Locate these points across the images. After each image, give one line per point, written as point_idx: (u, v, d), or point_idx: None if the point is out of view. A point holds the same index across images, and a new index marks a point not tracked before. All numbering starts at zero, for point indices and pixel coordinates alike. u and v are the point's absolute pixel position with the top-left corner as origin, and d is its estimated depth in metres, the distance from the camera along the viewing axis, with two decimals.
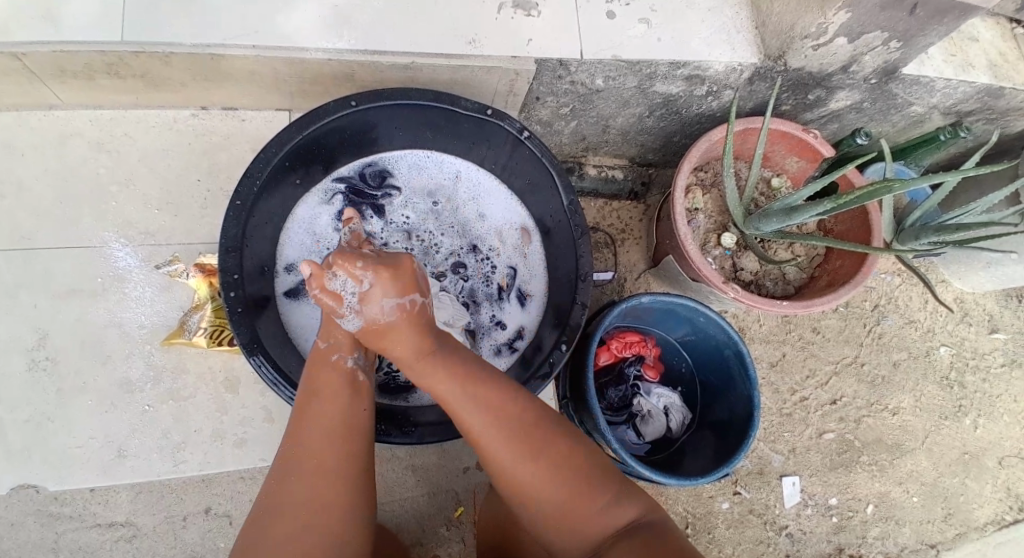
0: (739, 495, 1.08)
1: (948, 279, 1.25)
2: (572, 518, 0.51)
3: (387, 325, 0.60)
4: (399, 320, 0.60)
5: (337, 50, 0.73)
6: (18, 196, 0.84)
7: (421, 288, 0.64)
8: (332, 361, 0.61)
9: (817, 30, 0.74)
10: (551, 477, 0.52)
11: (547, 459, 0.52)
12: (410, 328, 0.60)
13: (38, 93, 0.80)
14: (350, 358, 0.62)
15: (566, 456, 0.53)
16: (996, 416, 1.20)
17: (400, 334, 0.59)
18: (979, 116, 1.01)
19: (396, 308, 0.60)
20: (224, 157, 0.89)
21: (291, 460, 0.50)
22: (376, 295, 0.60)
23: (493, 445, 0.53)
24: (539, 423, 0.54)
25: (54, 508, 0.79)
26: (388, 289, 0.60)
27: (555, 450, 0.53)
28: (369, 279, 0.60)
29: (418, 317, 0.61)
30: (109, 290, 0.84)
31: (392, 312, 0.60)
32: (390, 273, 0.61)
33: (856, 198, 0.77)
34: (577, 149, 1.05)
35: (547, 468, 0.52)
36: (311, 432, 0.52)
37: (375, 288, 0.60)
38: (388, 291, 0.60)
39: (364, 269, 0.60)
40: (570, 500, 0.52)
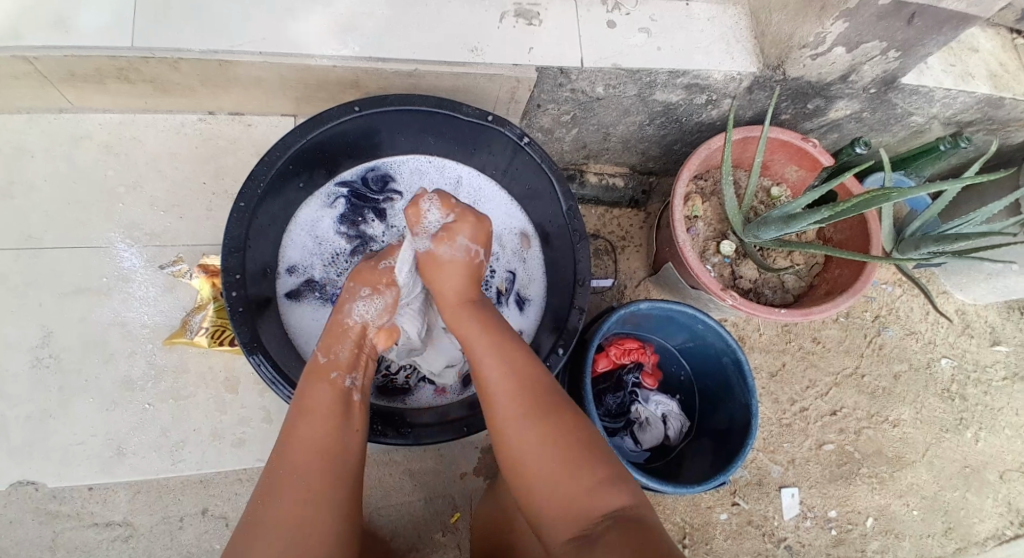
0: (737, 506, 1.07)
1: (948, 291, 1.25)
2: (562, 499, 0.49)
3: (457, 261, 0.65)
4: (463, 260, 0.65)
5: (342, 57, 0.74)
6: (29, 196, 0.85)
7: (488, 245, 0.68)
8: (330, 379, 0.59)
9: (815, 40, 0.75)
10: (546, 454, 0.51)
11: (536, 442, 0.51)
12: (465, 271, 0.66)
13: (50, 96, 0.81)
14: (348, 378, 0.61)
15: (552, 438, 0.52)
16: (998, 429, 1.19)
17: (451, 273, 0.65)
18: (980, 127, 1.02)
19: (467, 251, 0.66)
20: (229, 161, 0.90)
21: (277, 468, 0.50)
22: (457, 231, 0.65)
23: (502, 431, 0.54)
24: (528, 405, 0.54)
25: (52, 506, 0.78)
26: (468, 231, 0.66)
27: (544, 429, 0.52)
28: (456, 216, 0.66)
29: (475, 270, 0.66)
30: (114, 290, 0.84)
31: (460, 252, 0.65)
32: (474, 218, 0.66)
33: (853, 206, 0.77)
34: (579, 156, 1.06)
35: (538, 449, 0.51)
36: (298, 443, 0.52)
37: (457, 225, 0.65)
38: (466, 232, 0.66)
39: (454, 209, 0.67)
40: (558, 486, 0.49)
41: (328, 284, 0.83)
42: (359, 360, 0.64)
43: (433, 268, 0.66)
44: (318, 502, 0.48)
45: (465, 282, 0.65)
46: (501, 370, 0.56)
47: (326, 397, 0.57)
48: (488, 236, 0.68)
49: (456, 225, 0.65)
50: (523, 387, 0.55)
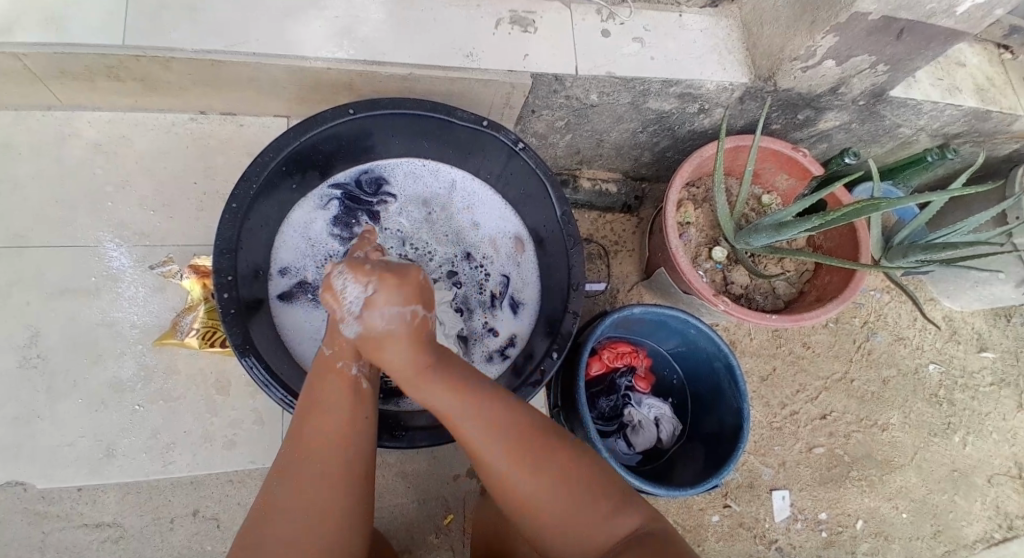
0: (729, 508, 1.08)
1: (936, 298, 1.26)
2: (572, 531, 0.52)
3: (406, 322, 0.54)
4: (396, 331, 0.52)
5: (336, 60, 0.74)
6: (15, 194, 0.84)
7: (427, 301, 0.55)
8: (336, 369, 0.58)
9: (806, 53, 0.76)
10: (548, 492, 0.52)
11: (551, 474, 0.52)
12: (406, 340, 0.52)
13: (39, 94, 0.82)
14: (356, 364, 0.59)
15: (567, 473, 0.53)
16: (984, 434, 1.21)
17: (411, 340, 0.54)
18: (966, 138, 1.04)
19: (410, 310, 0.53)
20: (222, 161, 0.91)
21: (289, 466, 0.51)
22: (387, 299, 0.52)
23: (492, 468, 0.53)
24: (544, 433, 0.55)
25: (40, 507, 0.79)
26: (391, 297, 0.51)
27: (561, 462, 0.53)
28: (374, 284, 0.52)
29: (418, 331, 0.53)
30: (102, 289, 0.84)
31: (392, 321, 0.52)
32: (394, 279, 0.52)
33: (843, 215, 0.79)
34: (572, 161, 1.07)
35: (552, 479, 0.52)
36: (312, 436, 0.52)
37: (377, 294, 0.51)
38: (391, 300, 0.51)
39: (370, 274, 0.53)
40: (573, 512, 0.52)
41: (321, 286, 0.84)
42: (369, 341, 0.61)
43: (374, 350, 0.53)
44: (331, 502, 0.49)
45: (416, 349, 0.53)
46: (510, 407, 0.55)
47: (334, 391, 0.56)
48: (420, 290, 0.54)
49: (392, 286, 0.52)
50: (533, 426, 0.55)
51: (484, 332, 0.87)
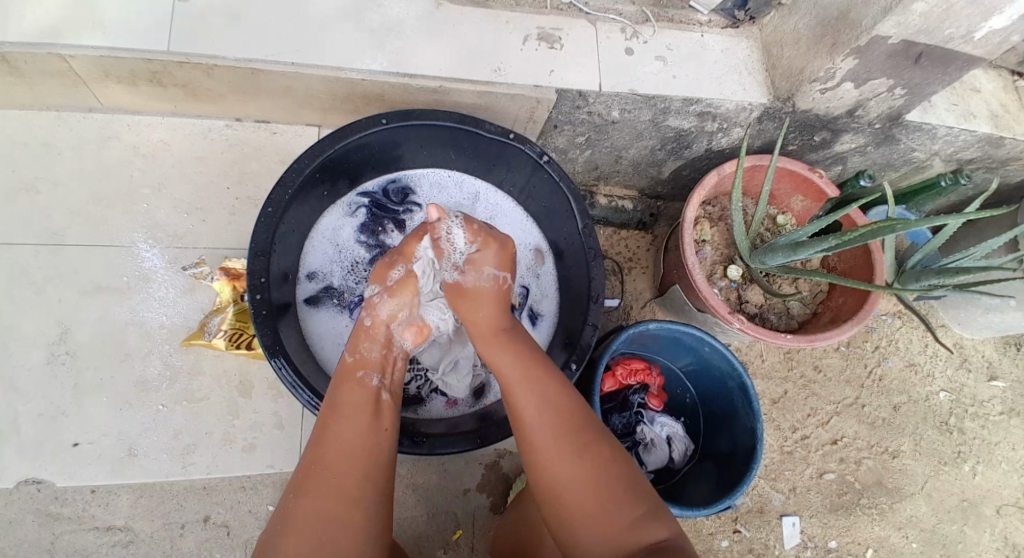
0: (739, 533, 1.06)
1: (947, 324, 1.26)
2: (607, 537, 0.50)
3: (481, 290, 0.68)
4: (487, 289, 0.68)
5: (369, 71, 0.76)
6: (53, 193, 0.85)
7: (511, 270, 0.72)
8: (356, 379, 0.61)
9: (825, 75, 0.78)
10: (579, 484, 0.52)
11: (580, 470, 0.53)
12: (489, 298, 0.68)
13: (81, 96, 0.84)
14: (376, 377, 0.62)
15: (598, 473, 0.52)
16: (994, 464, 1.19)
17: (479, 307, 0.67)
18: (979, 165, 1.05)
19: (494, 279, 0.69)
20: (253, 166, 0.92)
21: (303, 474, 0.50)
22: (483, 261, 0.68)
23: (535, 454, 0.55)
24: (576, 428, 0.55)
25: (54, 508, 0.77)
26: (491, 260, 0.69)
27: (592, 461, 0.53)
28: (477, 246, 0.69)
29: (502, 295, 0.69)
30: (135, 290, 0.85)
31: (488, 280, 0.69)
32: (496, 245, 0.69)
33: (858, 237, 0.79)
34: (590, 177, 1.09)
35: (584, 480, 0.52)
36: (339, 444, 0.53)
37: (479, 254, 0.69)
38: (490, 260, 0.69)
39: (477, 235, 0.69)
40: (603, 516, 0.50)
41: (346, 292, 0.84)
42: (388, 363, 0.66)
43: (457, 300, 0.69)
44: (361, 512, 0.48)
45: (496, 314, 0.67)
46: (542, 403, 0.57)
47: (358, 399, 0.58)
48: (513, 259, 0.71)
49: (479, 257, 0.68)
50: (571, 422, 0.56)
51: None
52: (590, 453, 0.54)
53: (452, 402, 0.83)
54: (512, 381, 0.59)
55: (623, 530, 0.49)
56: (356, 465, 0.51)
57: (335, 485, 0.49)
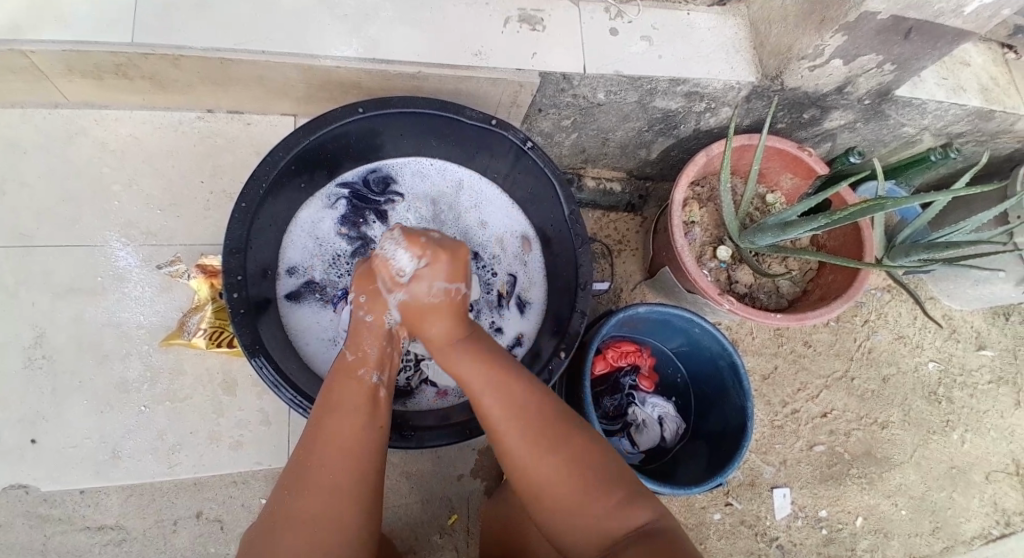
0: (731, 506, 1.09)
1: (936, 296, 1.27)
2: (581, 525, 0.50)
3: (437, 305, 0.62)
4: (442, 304, 0.61)
5: (344, 59, 0.74)
6: (21, 194, 0.84)
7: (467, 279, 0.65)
8: (355, 376, 0.60)
9: (814, 52, 0.76)
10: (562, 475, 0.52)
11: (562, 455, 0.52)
12: (447, 313, 0.62)
13: (45, 92, 0.81)
14: (374, 374, 0.61)
15: (577, 461, 0.52)
16: (982, 431, 1.22)
17: (438, 317, 0.62)
18: (969, 138, 1.04)
19: (445, 292, 0.62)
20: (228, 159, 0.90)
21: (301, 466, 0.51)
22: (429, 276, 0.61)
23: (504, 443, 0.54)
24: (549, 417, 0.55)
25: (43, 510, 0.78)
26: (442, 272, 0.61)
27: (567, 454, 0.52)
28: (426, 261, 0.61)
29: (459, 307, 0.63)
30: (109, 289, 0.84)
31: (438, 295, 0.62)
32: (446, 256, 0.62)
33: (850, 215, 0.78)
34: (577, 160, 1.07)
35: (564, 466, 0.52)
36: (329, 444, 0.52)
37: (426, 269, 0.61)
38: (441, 274, 0.61)
39: (425, 248, 0.62)
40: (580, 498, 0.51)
41: (328, 285, 0.84)
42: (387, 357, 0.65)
43: (417, 321, 0.63)
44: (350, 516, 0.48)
45: (453, 324, 0.62)
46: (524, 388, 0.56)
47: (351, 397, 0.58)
48: (463, 268, 0.64)
49: (422, 273, 0.61)
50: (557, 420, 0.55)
51: (491, 332, 0.87)
52: (563, 436, 0.54)
53: (443, 393, 0.84)
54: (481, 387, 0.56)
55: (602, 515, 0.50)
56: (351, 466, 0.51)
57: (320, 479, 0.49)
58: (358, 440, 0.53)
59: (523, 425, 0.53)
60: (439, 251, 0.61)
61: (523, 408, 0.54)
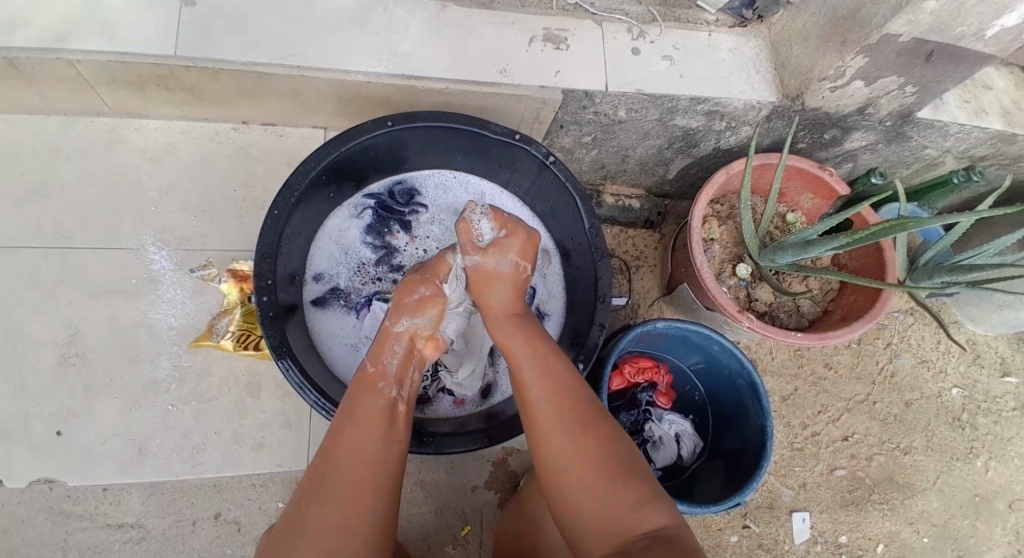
0: (748, 529, 1.07)
1: (960, 320, 1.25)
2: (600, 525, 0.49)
3: (502, 273, 0.69)
4: (510, 275, 0.69)
5: (375, 74, 0.76)
6: (61, 196, 0.87)
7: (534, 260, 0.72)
8: (375, 388, 0.60)
9: (835, 73, 0.77)
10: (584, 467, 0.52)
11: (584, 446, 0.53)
12: (510, 286, 0.69)
13: (89, 100, 0.85)
14: (393, 388, 0.61)
15: (597, 455, 0.52)
16: (1008, 459, 1.18)
17: (502, 288, 0.68)
18: (991, 161, 1.03)
19: (514, 265, 0.69)
20: (259, 169, 0.93)
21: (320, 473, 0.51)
22: (508, 246, 0.69)
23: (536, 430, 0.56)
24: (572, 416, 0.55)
25: (66, 506, 0.79)
26: (517, 247, 0.69)
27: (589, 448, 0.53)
28: (506, 233, 0.69)
29: (520, 283, 0.70)
30: (144, 291, 0.86)
31: (508, 266, 0.69)
32: (523, 235, 0.70)
33: (871, 235, 0.77)
34: (597, 177, 1.08)
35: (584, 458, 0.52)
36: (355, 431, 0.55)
37: (508, 240, 0.69)
38: (516, 247, 0.69)
39: (505, 224, 0.69)
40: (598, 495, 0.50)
41: (352, 293, 0.86)
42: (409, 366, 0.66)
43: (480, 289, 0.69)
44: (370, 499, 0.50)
45: (514, 297, 0.69)
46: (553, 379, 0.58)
47: (371, 405, 0.58)
48: (534, 249, 0.72)
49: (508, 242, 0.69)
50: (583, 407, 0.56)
51: None
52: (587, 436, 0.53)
53: (460, 401, 0.85)
54: (524, 363, 0.60)
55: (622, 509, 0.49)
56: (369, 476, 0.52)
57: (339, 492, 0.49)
58: (376, 449, 0.54)
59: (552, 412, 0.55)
60: (517, 231, 0.69)
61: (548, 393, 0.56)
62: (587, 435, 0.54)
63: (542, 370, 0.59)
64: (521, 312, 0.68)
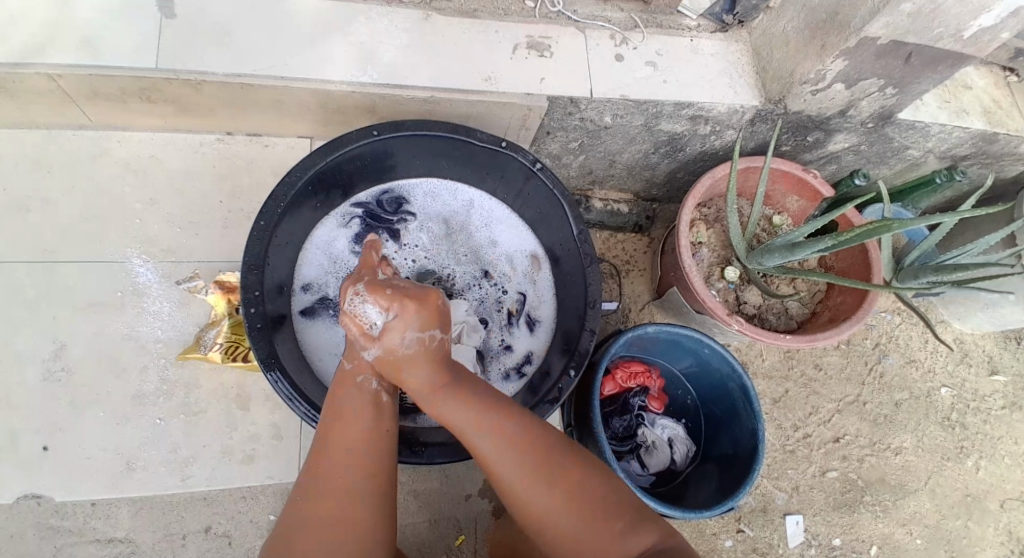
0: (742, 533, 1.06)
1: (947, 320, 1.26)
2: (590, 557, 0.50)
3: (412, 353, 0.56)
4: (416, 354, 0.56)
5: (361, 83, 0.77)
6: (45, 210, 0.87)
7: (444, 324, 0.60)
8: (357, 383, 0.59)
9: (816, 76, 0.78)
10: (566, 503, 0.52)
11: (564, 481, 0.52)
12: (425, 362, 0.57)
13: (71, 115, 0.85)
14: (376, 380, 0.60)
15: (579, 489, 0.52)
16: (997, 458, 1.19)
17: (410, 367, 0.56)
18: (973, 161, 1.05)
19: (419, 341, 0.57)
20: (246, 181, 0.93)
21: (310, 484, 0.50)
22: (399, 326, 0.56)
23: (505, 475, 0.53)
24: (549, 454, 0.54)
25: (53, 523, 0.78)
26: (413, 322, 0.57)
27: (567, 486, 0.52)
28: (395, 311, 0.57)
29: (436, 355, 0.58)
30: (128, 304, 0.86)
31: (414, 345, 0.56)
32: (416, 304, 0.57)
33: (856, 236, 0.78)
34: (584, 182, 1.09)
35: (563, 499, 0.52)
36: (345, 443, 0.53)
37: (397, 320, 0.56)
38: (411, 323, 0.56)
39: (389, 298, 0.58)
40: (584, 527, 0.51)
41: (341, 303, 0.85)
42: None
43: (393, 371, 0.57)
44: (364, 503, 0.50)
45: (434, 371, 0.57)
46: (522, 421, 0.55)
47: (357, 404, 0.57)
48: (439, 313, 0.59)
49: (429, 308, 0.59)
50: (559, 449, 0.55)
51: (500, 350, 0.87)
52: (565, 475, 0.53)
53: None
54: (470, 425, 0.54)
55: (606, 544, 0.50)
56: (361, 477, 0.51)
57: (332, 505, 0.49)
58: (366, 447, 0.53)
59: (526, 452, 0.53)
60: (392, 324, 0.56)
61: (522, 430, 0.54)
62: (571, 468, 0.53)
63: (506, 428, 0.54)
64: (453, 378, 0.57)
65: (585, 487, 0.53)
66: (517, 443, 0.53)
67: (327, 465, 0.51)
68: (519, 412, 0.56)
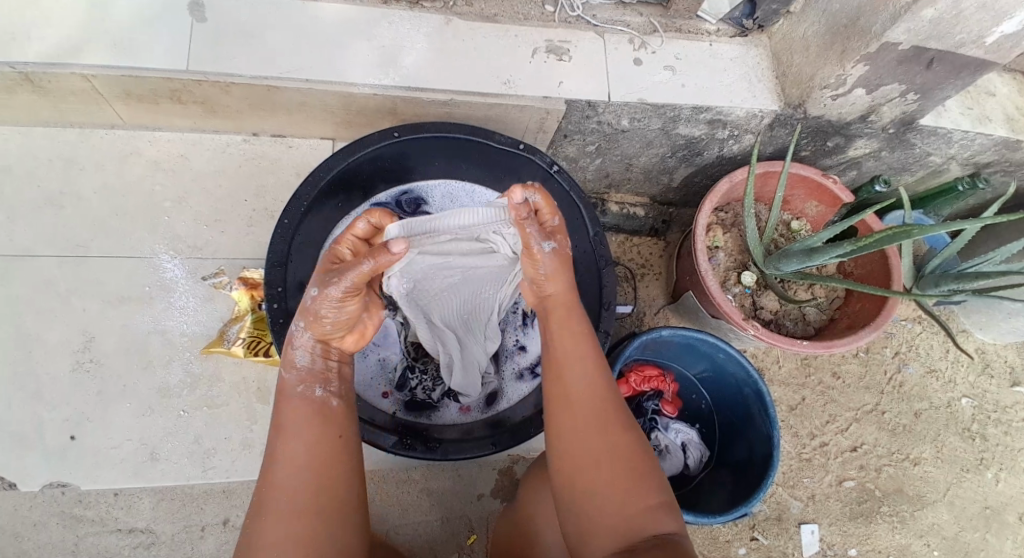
0: (757, 541, 1.05)
1: (969, 330, 1.24)
2: (609, 520, 0.50)
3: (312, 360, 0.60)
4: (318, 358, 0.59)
5: (383, 86, 0.78)
6: (77, 206, 0.89)
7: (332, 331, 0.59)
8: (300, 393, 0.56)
9: (836, 81, 0.78)
10: (605, 459, 0.53)
11: (611, 438, 0.54)
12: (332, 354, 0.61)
13: (104, 114, 0.87)
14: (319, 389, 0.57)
15: (622, 455, 0.53)
16: (1019, 471, 1.16)
17: (557, 279, 0.64)
18: (996, 168, 1.03)
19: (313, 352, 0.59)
20: (269, 180, 0.95)
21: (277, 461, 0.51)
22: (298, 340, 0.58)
23: (563, 421, 0.56)
24: (604, 410, 0.56)
25: (76, 510, 0.80)
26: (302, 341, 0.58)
27: (613, 444, 0.53)
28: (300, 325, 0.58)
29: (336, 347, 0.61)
30: (158, 298, 0.88)
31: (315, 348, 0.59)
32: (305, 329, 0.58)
33: (877, 241, 0.77)
34: (601, 185, 1.09)
35: (604, 454, 0.53)
36: (285, 470, 0.50)
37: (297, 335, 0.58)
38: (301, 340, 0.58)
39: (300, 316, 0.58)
40: (614, 496, 0.51)
41: None
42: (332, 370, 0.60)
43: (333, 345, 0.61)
44: (326, 522, 0.48)
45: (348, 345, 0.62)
46: (588, 374, 0.58)
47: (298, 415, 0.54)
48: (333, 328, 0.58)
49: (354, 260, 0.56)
50: (614, 410, 0.56)
51: (514, 350, 0.90)
52: (613, 437, 0.54)
53: (466, 408, 0.85)
54: (559, 354, 0.61)
55: (633, 512, 0.50)
56: (323, 488, 0.50)
57: (302, 499, 0.49)
58: (335, 453, 0.53)
59: (594, 401, 0.56)
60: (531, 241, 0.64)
61: (593, 385, 0.58)
62: (623, 436, 0.54)
63: (584, 371, 0.59)
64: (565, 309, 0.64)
65: (628, 451, 0.53)
66: (588, 392, 0.57)
67: (284, 458, 0.51)
68: (594, 365, 0.59)
